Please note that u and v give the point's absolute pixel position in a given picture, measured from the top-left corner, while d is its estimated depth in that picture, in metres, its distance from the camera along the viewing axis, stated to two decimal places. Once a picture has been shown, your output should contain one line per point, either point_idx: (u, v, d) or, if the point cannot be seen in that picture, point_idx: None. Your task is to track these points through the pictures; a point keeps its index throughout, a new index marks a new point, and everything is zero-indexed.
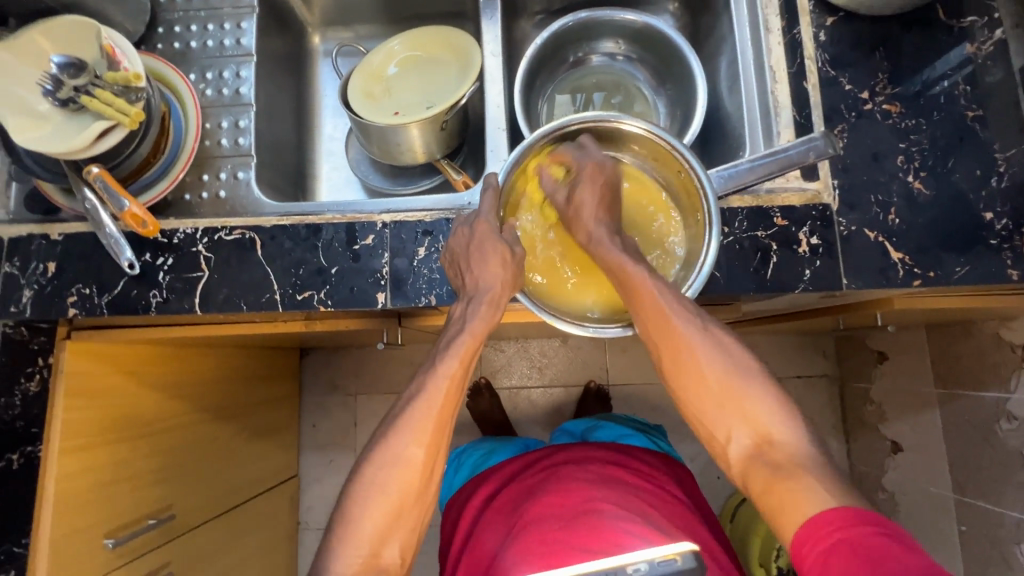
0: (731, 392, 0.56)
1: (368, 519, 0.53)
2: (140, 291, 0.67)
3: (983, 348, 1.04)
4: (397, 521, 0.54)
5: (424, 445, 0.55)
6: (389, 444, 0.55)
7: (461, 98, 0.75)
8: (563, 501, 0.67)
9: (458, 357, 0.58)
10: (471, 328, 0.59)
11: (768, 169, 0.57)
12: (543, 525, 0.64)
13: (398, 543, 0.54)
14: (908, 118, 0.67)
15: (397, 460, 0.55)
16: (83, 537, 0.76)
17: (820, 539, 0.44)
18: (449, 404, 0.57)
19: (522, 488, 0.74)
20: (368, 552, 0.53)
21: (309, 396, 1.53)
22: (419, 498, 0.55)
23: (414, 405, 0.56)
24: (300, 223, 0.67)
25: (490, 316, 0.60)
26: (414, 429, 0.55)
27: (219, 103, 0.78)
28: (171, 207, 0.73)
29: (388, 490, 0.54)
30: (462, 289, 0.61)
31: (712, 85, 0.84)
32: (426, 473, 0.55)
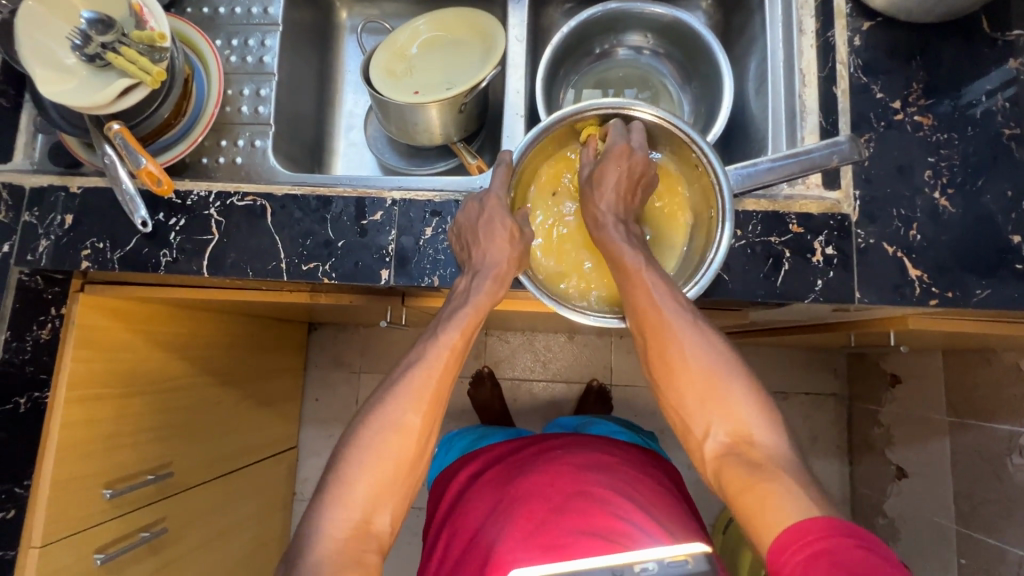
0: (715, 389, 0.55)
1: (362, 481, 0.52)
2: (151, 249, 0.68)
3: (1001, 379, 1.01)
4: (393, 488, 0.53)
5: (423, 413, 0.55)
6: (385, 409, 0.55)
7: (481, 81, 0.75)
8: (553, 485, 0.67)
9: (461, 327, 0.58)
10: (475, 301, 0.59)
11: (790, 169, 0.56)
12: (528, 505, 0.64)
13: (390, 510, 0.53)
14: (940, 132, 0.65)
15: (393, 425, 0.54)
16: (82, 486, 0.78)
17: (799, 547, 0.42)
18: (448, 374, 0.57)
19: (511, 466, 0.74)
20: (359, 516, 0.52)
21: (313, 370, 1.55)
22: (413, 466, 0.55)
23: (412, 371, 0.56)
24: (311, 194, 0.67)
25: (493, 291, 0.59)
26: (412, 395, 0.55)
27: (242, 71, 0.78)
28: (188, 169, 0.74)
29: (383, 454, 0.53)
30: (468, 263, 0.61)
31: (739, 85, 0.82)
32: (423, 440, 0.55)
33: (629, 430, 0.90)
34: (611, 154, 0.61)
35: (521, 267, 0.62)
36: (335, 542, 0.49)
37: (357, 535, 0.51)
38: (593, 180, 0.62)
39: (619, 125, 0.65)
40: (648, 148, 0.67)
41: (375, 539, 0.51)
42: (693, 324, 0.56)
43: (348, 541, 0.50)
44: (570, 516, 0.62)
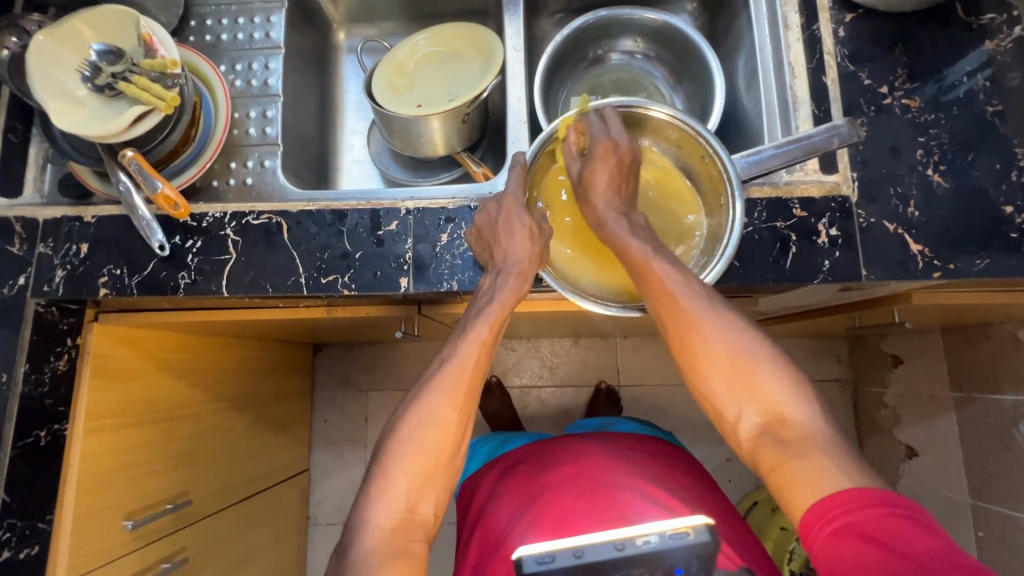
0: (744, 374, 0.55)
1: (403, 475, 0.54)
2: (169, 272, 0.68)
3: (1001, 350, 1.03)
4: (434, 480, 0.55)
5: (457, 406, 0.57)
6: (421, 405, 0.57)
7: (483, 91, 0.77)
8: (580, 475, 0.68)
9: (488, 323, 0.60)
10: (500, 298, 0.61)
11: (791, 155, 0.58)
12: (553, 496, 0.65)
13: (433, 500, 0.55)
14: (928, 113, 0.68)
15: (430, 419, 0.56)
16: (103, 518, 0.77)
17: (829, 521, 0.45)
18: (479, 369, 0.59)
19: (542, 457, 0.75)
20: (404, 507, 0.53)
21: (321, 391, 1.54)
22: (451, 460, 0.56)
23: (446, 367, 0.58)
24: (326, 208, 0.68)
25: (517, 287, 0.61)
26: (446, 390, 0.57)
27: (247, 94, 0.80)
28: (200, 193, 0.75)
29: (422, 447, 0.55)
30: (491, 262, 0.63)
31: (730, 82, 0.85)
32: (458, 433, 0.57)
33: (650, 426, 0.91)
34: (593, 149, 0.63)
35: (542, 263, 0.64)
36: (382, 533, 0.51)
37: (403, 525, 0.53)
38: (583, 181, 0.64)
39: (635, 124, 0.67)
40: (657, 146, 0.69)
41: (421, 527, 0.53)
42: (714, 304, 0.58)
43: (394, 532, 0.52)
44: (599, 502, 0.63)
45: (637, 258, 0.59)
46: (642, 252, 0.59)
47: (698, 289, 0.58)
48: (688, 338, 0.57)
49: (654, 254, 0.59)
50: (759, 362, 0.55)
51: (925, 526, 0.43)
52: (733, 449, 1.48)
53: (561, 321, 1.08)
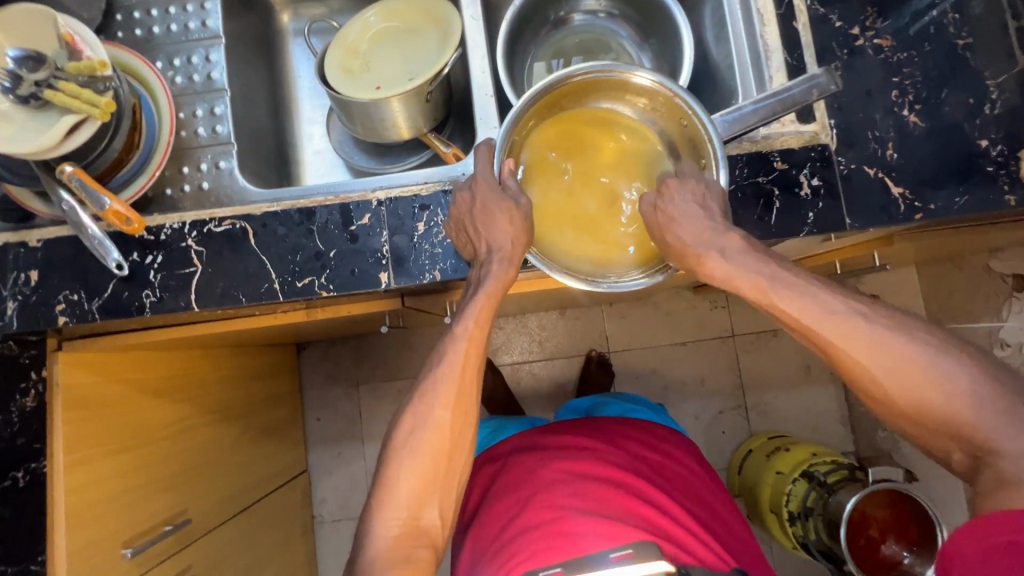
0: (912, 387, 0.56)
1: (403, 484, 0.56)
2: (131, 292, 0.64)
3: (975, 280, 1.06)
4: (435, 483, 0.57)
5: (451, 408, 0.57)
6: (417, 410, 0.57)
7: (445, 67, 0.73)
8: (573, 472, 0.71)
9: (474, 319, 0.58)
10: (485, 289, 0.58)
11: (770, 110, 0.56)
12: (545, 494, 0.68)
13: (437, 506, 0.57)
14: (900, 52, 0.66)
15: (426, 425, 0.57)
16: (101, 550, 0.75)
17: (980, 540, 0.47)
18: (472, 368, 0.58)
19: (535, 451, 0.76)
20: (407, 515, 0.56)
21: (310, 391, 1.52)
22: (450, 462, 0.57)
23: (438, 369, 0.58)
24: (292, 208, 0.65)
25: (502, 274, 0.58)
26: (440, 393, 0.57)
27: (190, 91, 0.74)
28: (153, 203, 0.70)
29: (420, 453, 0.56)
30: (474, 256, 0.61)
31: (698, 35, 0.82)
32: (455, 434, 0.57)
33: (643, 406, 0.90)
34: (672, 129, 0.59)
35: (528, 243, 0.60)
36: (388, 540, 0.55)
37: (407, 532, 0.55)
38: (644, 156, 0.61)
39: (616, 89, 0.62)
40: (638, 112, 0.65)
41: (425, 533, 0.56)
42: (848, 308, 0.58)
43: (398, 539, 0.55)
44: (590, 500, 0.67)
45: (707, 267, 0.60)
46: (753, 282, 0.59)
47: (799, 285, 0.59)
48: (838, 352, 0.58)
49: (717, 254, 0.59)
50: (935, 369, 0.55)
51: None
52: (724, 401, 1.52)
53: (548, 296, 1.07)
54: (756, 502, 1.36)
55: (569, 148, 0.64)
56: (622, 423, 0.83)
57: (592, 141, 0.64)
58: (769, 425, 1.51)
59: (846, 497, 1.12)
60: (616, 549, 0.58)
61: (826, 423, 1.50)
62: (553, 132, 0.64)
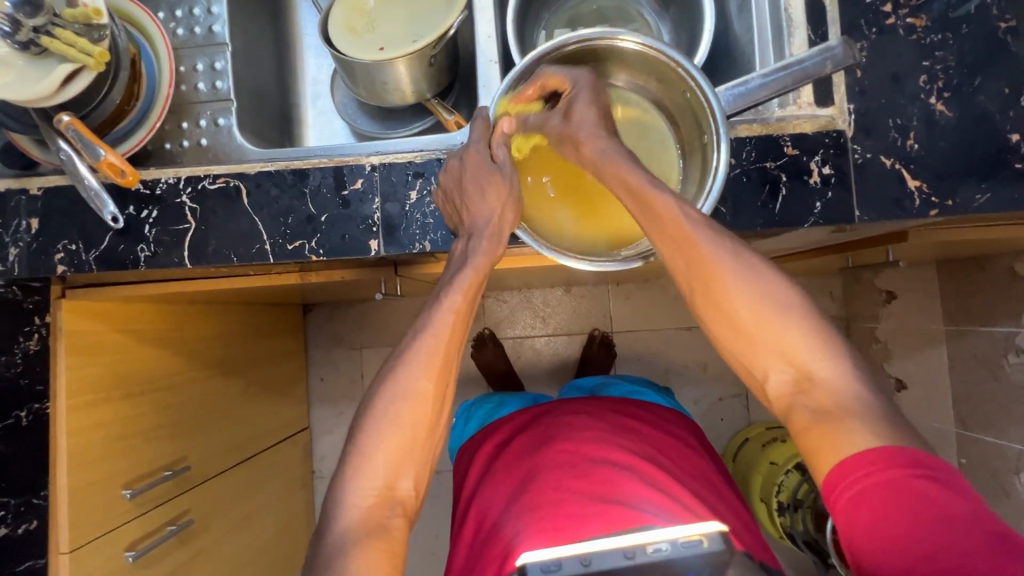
0: (768, 328, 0.52)
1: (380, 454, 0.55)
2: (127, 245, 0.65)
3: (998, 282, 1.01)
4: (414, 452, 0.56)
5: (434, 378, 0.57)
6: (396, 380, 0.57)
7: (450, 29, 0.71)
8: (575, 454, 0.73)
9: (463, 291, 0.58)
10: (473, 263, 0.58)
11: (781, 83, 0.53)
12: (549, 477, 0.70)
13: (413, 475, 0.56)
14: (934, 33, 0.61)
15: (405, 394, 0.57)
16: (101, 488, 0.79)
17: (848, 485, 0.43)
18: (454, 339, 0.58)
19: (536, 434, 0.80)
20: (382, 485, 0.55)
21: (315, 350, 1.55)
22: (431, 433, 0.57)
23: (420, 340, 0.58)
24: (286, 168, 0.64)
25: (490, 250, 0.59)
26: (421, 362, 0.57)
27: (192, 44, 0.73)
28: (152, 156, 0.70)
29: (399, 420, 0.56)
30: (461, 225, 0.60)
31: (720, 6, 0.77)
32: (436, 406, 0.58)
33: (645, 387, 0.96)
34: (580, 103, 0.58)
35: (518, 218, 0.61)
36: (359, 510, 0.53)
37: (382, 501, 0.54)
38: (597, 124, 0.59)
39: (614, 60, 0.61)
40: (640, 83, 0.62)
41: (400, 502, 0.55)
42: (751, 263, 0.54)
43: (373, 508, 0.54)
44: (592, 480, 0.69)
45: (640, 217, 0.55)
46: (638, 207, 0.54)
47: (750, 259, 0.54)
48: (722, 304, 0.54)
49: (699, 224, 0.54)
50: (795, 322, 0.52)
51: (963, 494, 0.41)
52: (725, 388, 1.51)
53: (548, 272, 1.06)
54: (748, 489, 1.36)
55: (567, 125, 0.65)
56: (623, 402, 0.88)
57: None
58: (769, 416, 1.49)
59: None
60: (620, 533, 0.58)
61: None
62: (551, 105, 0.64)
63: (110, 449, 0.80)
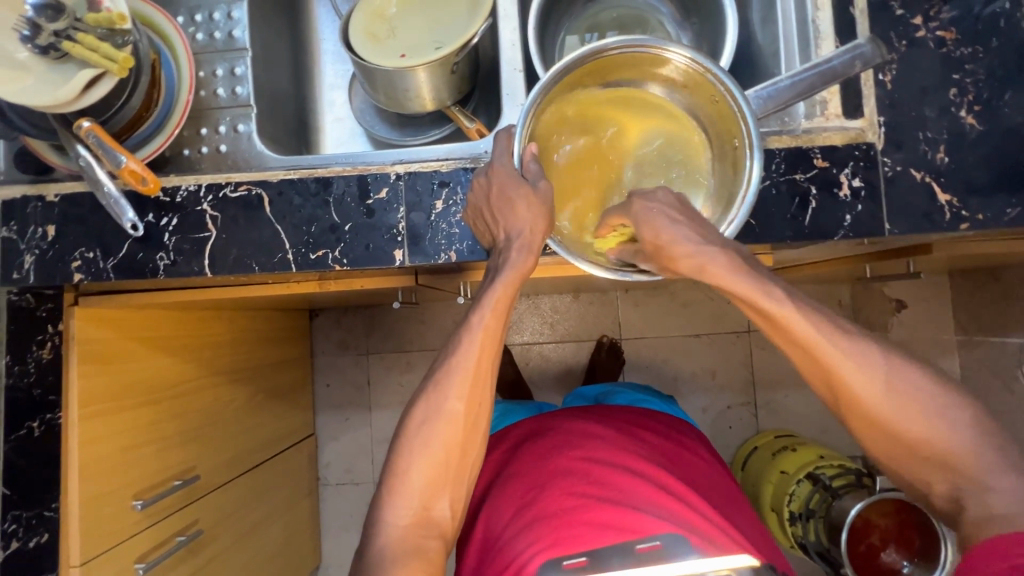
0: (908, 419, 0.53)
1: (414, 476, 0.57)
2: (146, 254, 0.64)
3: (1012, 293, 1.01)
4: (447, 475, 0.57)
5: (464, 399, 0.57)
6: (429, 403, 0.58)
7: (473, 37, 0.70)
8: (589, 461, 0.73)
9: (492, 309, 0.57)
10: (503, 279, 0.57)
11: (810, 83, 0.53)
12: (562, 483, 0.70)
13: (448, 497, 0.57)
14: (964, 46, 0.61)
15: (438, 417, 0.57)
16: (111, 499, 0.77)
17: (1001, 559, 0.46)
18: (486, 359, 0.58)
19: (546, 439, 0.79)
20: (416, 505, 0.56)
21: (321, 356, 1.54)
22: (462, 455, 0.58)
23: (451, 360, 0.58)
24: (309, 176, 0.63)
25: (522, 264, 0.56)
26: (454, 384, 0.57)
27: (211, 49, 0.72)
28: (170, 162, 0.69)
29: (431, 444, 0.57)
30: (495, 244, 0.59)
31: (743, 17, 0.77)
32: (468, 429, 0.58)
33: (651, 397, 0.96)
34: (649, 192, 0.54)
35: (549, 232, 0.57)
36: (398, 529, 0.56)
37: (417, 522, 0.56)
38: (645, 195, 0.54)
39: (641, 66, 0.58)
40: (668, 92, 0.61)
41: (435, 524, 0.57)
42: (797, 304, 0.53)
43: (410, 528, 0.56)
44: (607, 487, 0.69)
45: (757, 303, 0.52)
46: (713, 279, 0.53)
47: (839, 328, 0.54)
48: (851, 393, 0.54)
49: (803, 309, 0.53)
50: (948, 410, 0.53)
51: None
52: (733, 396, 1.50)
53: (563, 280, 1.05)
54: (758, 497, 1.36)
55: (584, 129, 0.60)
56: (636, 414, 0.87)
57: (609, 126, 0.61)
58: (777, 424, 1.49)
59: (850, 503, 1.11)
60: (642, 541, 0.60)
61: (835, 425, 1.48)
62: (575, 111, 0.60)
63: (127, 458, 0.80)
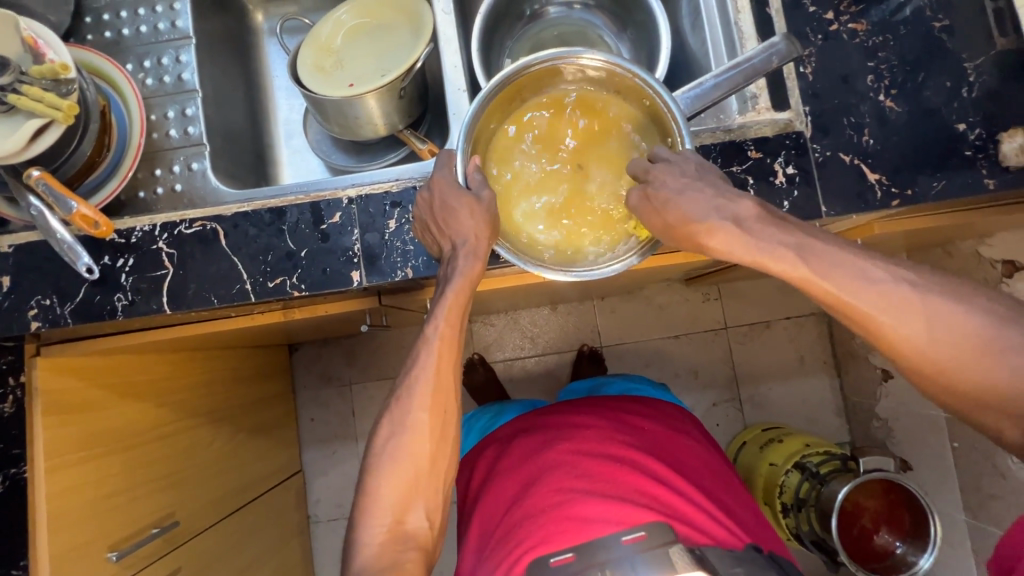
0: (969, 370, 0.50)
1: (385, 493, 0.60)
2: (103, 296, 0.64)
3: (966, 266, 1.05)
4: (418, 487, 0.61)
5: (427, 410, 0.61)
6: (394, 420, 0.61)
7: (416, 62, 0.73)
8: (577, 453, 0.73)
9: (445, 318, 0.59)
10: (454, 287, 0.58)
11: (734, 82, 0.56)
12: (551, 479, 0.70)
13: (420, 509, 0.60)
14: (875, 36, 0.65)
15: (403, 431, 0.61)
16: (87, 552, 0.75)
17: None
18: (446, 369, 0.61)
19: (535, 433, 0.79)
20: (391, 521, 0.60)
21: (303, 391, 1.53)
22: (432, 466, 0.61)
23: (413, 375, 0.61)
24: (262, 208, 0.64)
25: (468, 269, 0.58)
26: (416, 398, 0.60)
27: (162, 93, 0.73)
28: (126, 206, 0.70)
29: (399, 459, 0.60)
30: (443, 256, 0.60)
31: (675, 25, 0.81)
32: (433, 439, 0.61)
33: (641, 384, 0.94)
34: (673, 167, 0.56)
35: (495, 236, 0.59)
36: (373, 548, 0.58)
37: None
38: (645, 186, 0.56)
39: (568, 75, 0.61)
40: (594, 93, 0.63)
41: (411, 537, 0.60)
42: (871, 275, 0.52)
43: (386, 544, 0.59)
44: (595, 480, 0.69)
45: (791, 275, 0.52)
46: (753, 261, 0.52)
47: (861, 270, 0.52)
48: (895, 346, 0.52)
49: (762, 262, 0.52)
50: (1013, 351, 0.49)
51: None
52: (718, 393, 1.52)
53: (536, 291, 1.07)
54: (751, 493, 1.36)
55: (529, 139, 0.63)
56: (624, 398, 0.87)
57: (557, 132, 0.63)
58: (763, 417, 1.50)
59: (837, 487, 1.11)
60: (628, 533, 0.62)
61: (820, 414, 1.50)
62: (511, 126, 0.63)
63: (111, 508, 0.80)
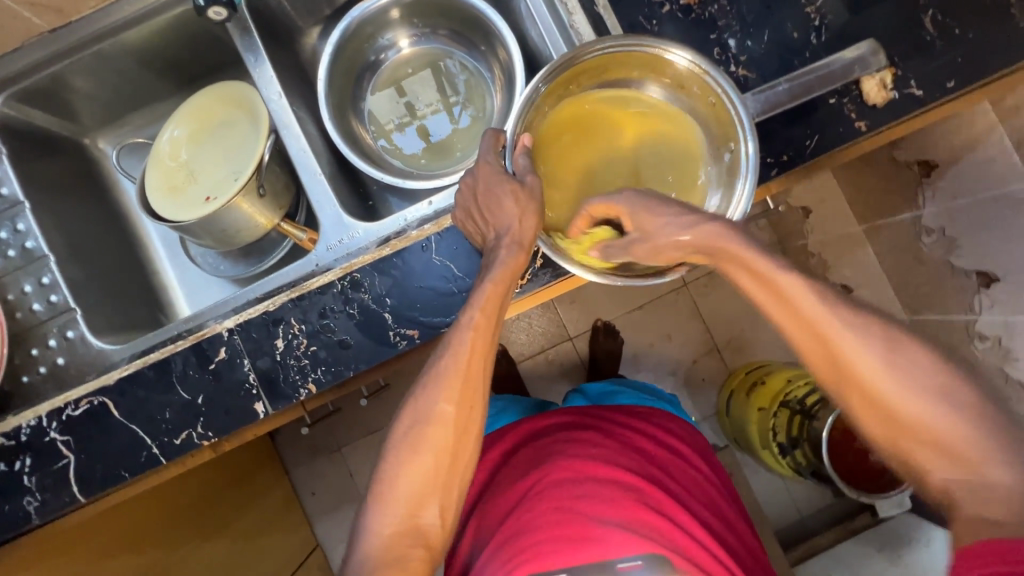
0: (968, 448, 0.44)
1: (402, 480, 0.55)
2: (12, 503, 0.61)
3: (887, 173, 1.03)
4: (434, 485, 0.56)
5: (454, 401, 0.56)
6: (419, 402, 0.57)
7: (263, 155, 0.69)
8: (584, 469, 0.67)
9: (482, 306, 0.56)
10: (494, 276, 0.56)
11: (807, 85, 0.57)
12: (553, 494, 0.65)
13: (436, 506, 0.56)
14: (709, 5, 0.62)
15: (425, 414, 0.56)
16: None
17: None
18: (476, 359, 0.56)
19: (545, 446, 0.73)
20: (404, 513, 0.55)
21: (296, 468, 1.51)
22: (453, 462, 0.56)
23: (443, 359, 0.56)
24: (145, 365, 0.61)
25: (511, 259, 0.56)
26: (444, 385, 0.56)
27: (12, 268, 0.69)
28: (12, 397, 0.67)
29: (419, 446, 0.56)
30: (484, 243, 0.59)
31: (520, 36, 0.77)
32: (459, 428, 0.56)
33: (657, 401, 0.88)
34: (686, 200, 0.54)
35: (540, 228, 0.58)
36: (382, 537, 0.54)
37: None
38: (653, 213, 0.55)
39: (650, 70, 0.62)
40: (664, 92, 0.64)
41: (423, 532, 0.55)
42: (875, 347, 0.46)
43: (395, 537, 0.54)
44: (598, 499, 0.64)
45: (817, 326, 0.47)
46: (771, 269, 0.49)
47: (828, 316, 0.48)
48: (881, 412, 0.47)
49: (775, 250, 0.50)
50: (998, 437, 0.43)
51: None
52: (695, 349, 1.51)
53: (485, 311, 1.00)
54: (749, 440, 1.36)
55: (582, 131, 0.64)
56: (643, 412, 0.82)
57: (615, 127, 0.64)
58: (746, 359, 1.50)
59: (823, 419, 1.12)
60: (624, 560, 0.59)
61: None
62: (568, 116, 0.64)
63: None
